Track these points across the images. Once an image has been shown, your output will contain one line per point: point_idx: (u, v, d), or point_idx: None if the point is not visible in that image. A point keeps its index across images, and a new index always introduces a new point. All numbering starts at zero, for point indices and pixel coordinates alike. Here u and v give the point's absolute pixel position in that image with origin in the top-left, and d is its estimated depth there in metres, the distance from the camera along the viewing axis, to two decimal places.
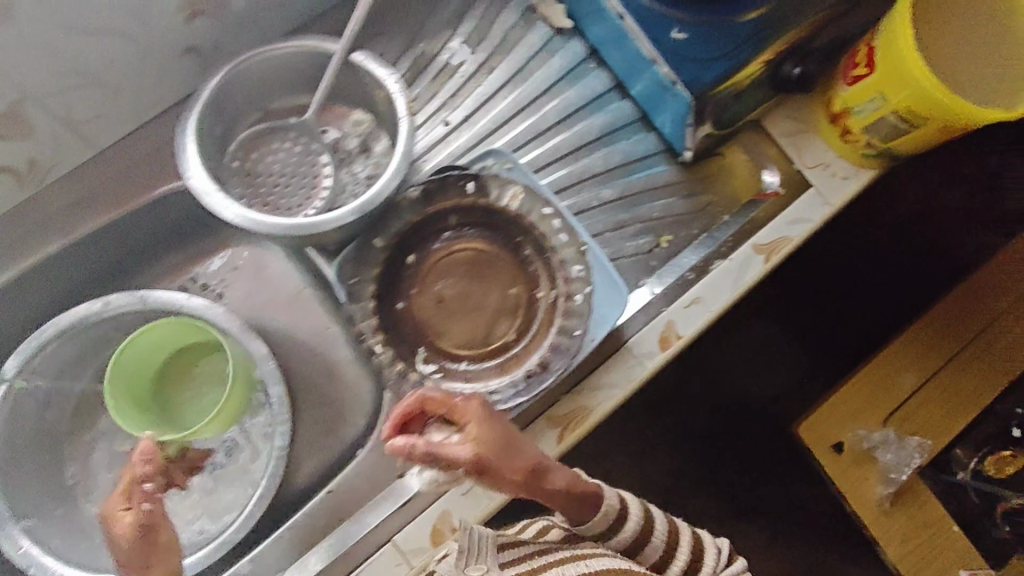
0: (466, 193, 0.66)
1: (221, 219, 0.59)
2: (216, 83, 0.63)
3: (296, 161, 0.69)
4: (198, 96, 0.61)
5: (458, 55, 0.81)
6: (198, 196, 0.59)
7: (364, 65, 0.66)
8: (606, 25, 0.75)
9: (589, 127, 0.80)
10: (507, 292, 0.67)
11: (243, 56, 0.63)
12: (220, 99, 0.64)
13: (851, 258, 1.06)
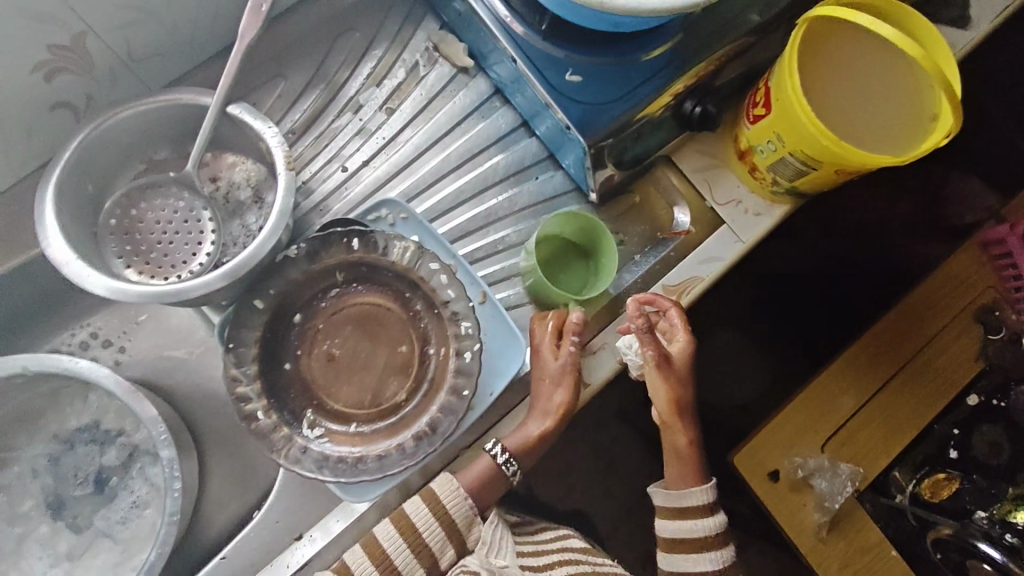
0: (351, 250, 0.64)
1: (83, 289, 0.56)
2: (83, 142, 0.60)
3: (174, 218, 0.67)
4: (58, 159, 0.59)
5: (359, 96, 0.79)
6: (59, 268, 0.57)
7: (241, 118, 0.64)
8: (503, 65, 0.73)
9: (495, 167, 0.77)
10: (397, 350, 0.66)
11: (108, 113, 0.61)
12: (87, 159, 0.62)
13: (795, 275, 1.04)
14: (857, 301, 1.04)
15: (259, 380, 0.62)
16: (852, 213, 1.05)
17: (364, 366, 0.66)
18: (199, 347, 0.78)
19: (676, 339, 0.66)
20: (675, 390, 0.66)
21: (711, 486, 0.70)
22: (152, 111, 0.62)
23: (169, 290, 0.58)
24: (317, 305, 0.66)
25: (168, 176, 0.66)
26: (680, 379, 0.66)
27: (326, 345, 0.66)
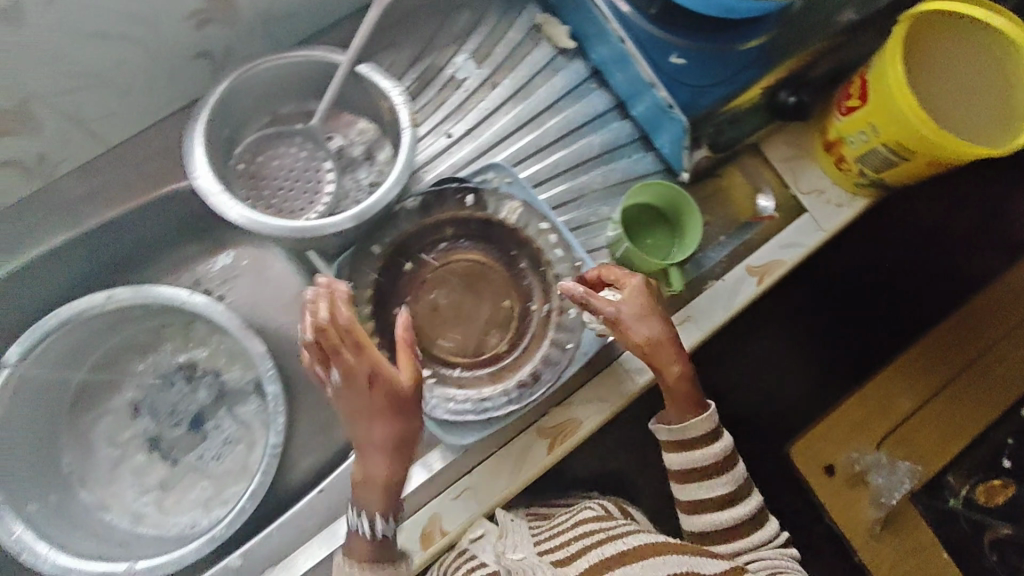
0: (464, 206, 0.68)
1: (225, 218, 0.61)
2: (228, 87, 0.65)
3: (300, 166, 0.71)
4: (206, 102, 0.64)
5: (463, 70, 0.82)
6: (204, 196, 0.61)
7: (369, 77, 0.67)
8: (608, 46, 0.76)
9: (589, 143, 0.81)
10: (500, 304, 0.71)
11: (252, 62, 0.65)
12: (227, 104, 0.66)
13: (843, 283, 1.06)
14: (915, 307, 1.06)
15: (372, 323, 0.66)
16: (903, 225, 1.07)
17: (467, 318, 0.71)
18: (295, 297, 0.82)
19: (620, 285, 0.64)
20: (649, 337, 0.63)
21: (711, 412, 0.67)
22: (284, 63, 0.66)
23: (303, 226, 0.62)
24: (427, 256, 0.70)
25: (296, 127, 0.71)
26: (649, 324, 0.63)
27: (432, 296, 0.70)
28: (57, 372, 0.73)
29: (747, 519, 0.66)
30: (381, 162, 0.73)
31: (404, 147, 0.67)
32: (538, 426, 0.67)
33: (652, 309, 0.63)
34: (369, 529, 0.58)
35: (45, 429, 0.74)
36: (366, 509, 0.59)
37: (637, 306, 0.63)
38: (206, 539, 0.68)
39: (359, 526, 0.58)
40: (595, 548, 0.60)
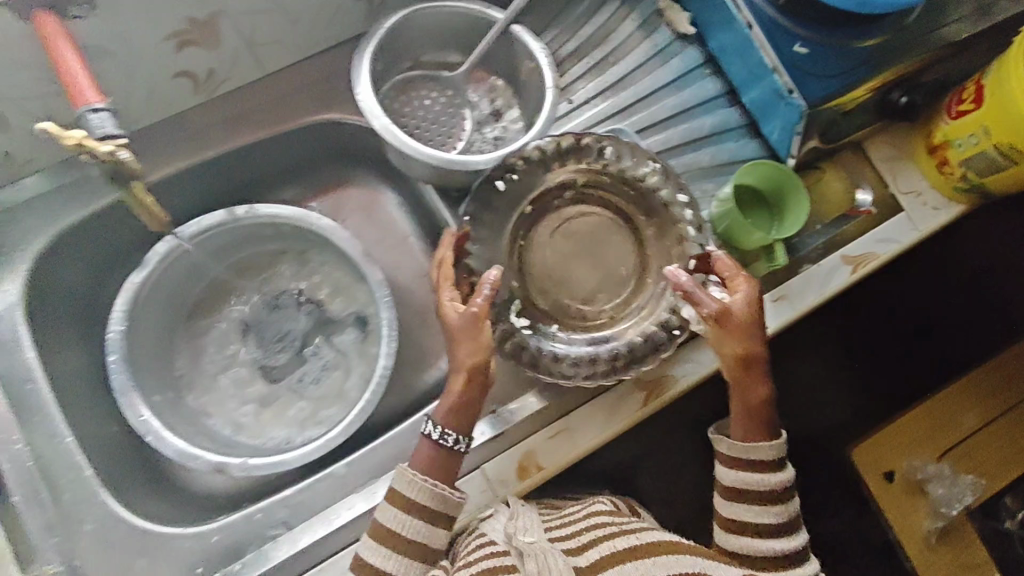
0: (602, 156, 0.71)
1: (378, 135, 0.67)
2: (389, 27, 0.69)
3: (439, 111, 0.76)
4: (372, 34, 0.68)
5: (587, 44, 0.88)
6: (364, 114, 0.67)
7: (521, 37, 0.71)
8: (732, 32, 0.79)
9: (700, 124, 0.84)
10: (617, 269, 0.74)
11: (416, 7, 0.69)
12: (392, 43, 0.72)
13: (897, 307, 1.07)
14: (968, 336, 1.08)
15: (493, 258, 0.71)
16: (963, 255, 1.08)
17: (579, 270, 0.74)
18: (400, 240, 0.86)
19: (734, 290, 0.63)
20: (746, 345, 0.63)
21: (781, 441, 0.65)
22: (442, 10, 0.70)
23: (449, 157, 0.69)
24: (554, 205, 0.75)
25: (439, 74, 0.75)
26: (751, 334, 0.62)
27: (552, 245, 0.74)
28: (198, 265, 0.78)
29: (770, 521, 0.63)
30: (510, 119, 0.78)
31: (545, 106, 0.72)
32: (636, 378, 0.73)
33: (756, 319, 0.63)
34: (451, 439, 0.61)
35: (165, 332, 0.78)
36: (447, 427, 0.61)
37: (744, 313, 0.63)
38: (318, 445, 0.70)
39: (432, 433, 0.61)
40: (598, 545, 0.58)
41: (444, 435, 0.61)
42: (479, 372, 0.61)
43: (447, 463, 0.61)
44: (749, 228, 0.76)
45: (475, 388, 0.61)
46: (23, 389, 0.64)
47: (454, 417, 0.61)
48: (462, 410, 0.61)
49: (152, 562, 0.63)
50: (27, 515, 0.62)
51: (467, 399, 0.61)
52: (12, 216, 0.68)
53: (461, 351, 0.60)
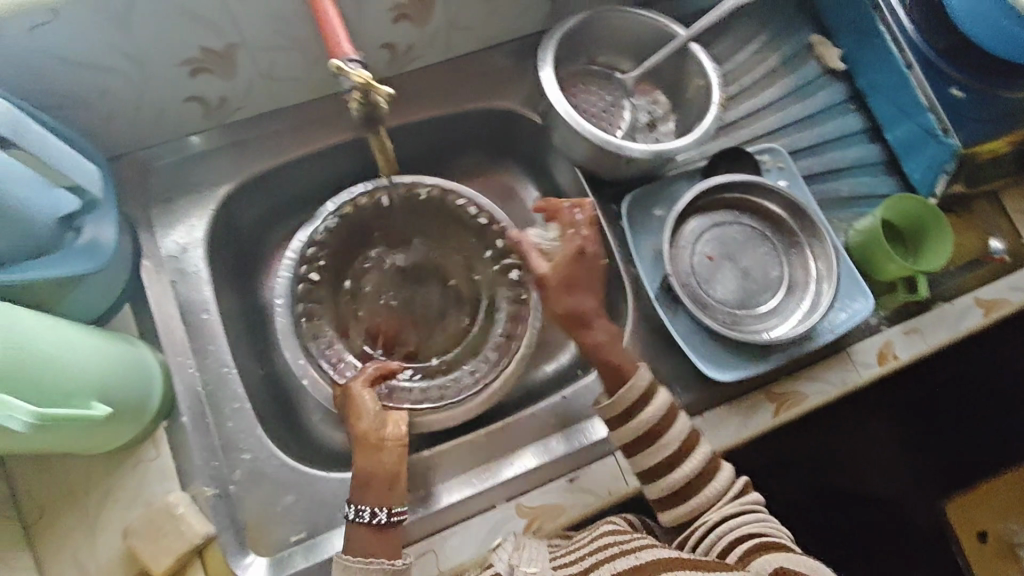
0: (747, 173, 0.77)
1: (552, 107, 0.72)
2: (578, 24, 0.74)
3: (600, 106, 0.79)
4: (564, 26, 0.73)
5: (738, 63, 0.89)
6: (544, 87, 0.72)
7: (697, 54, 0.74)
8: (886, 71, 0.83)
9: (840, 156, 0.87)
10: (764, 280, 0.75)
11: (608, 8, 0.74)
12: (574, 38, 0.76)
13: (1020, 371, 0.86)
14: None
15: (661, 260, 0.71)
16: None
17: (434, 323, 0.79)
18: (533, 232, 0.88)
19: (630, 389, 0.62)
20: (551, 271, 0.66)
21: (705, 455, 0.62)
22: (633, 18, 0.75)
23: (613, 140, 0.71)
24: (704, 215, 0.76)
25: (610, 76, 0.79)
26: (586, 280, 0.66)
27: (704, 251, 0.75)
28: (373, 222, 0.78)
29: (682, 513, 0.60)
30: (662, 130, 0.80)
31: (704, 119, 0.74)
32: (770, 388, 0.74)
33: (667, 430, 0.62)
34: (367, 513, 0.59)
35: None
36: (361, 503, 0.60)
37: (654, 421, 0.61)
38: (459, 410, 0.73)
39: (347, 514, 0.60)
40: (599, 569, 0.51)
41: (358, 511, 0.60)
42: (373, 444, 0.62)
43: (384, 540, 0.60)
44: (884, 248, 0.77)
45: (388, 450, 0.62)
46: (198, 319, 0.69)
47: (378, 497, 0.60)
48: (387, 484, 0.61)
49: (297, 500, 0.65)
50: (191, 436, 0.65)
51: (385, 469, 0.61)
52: (203, 158, 0.72)
53: (362, 420, 0.63)
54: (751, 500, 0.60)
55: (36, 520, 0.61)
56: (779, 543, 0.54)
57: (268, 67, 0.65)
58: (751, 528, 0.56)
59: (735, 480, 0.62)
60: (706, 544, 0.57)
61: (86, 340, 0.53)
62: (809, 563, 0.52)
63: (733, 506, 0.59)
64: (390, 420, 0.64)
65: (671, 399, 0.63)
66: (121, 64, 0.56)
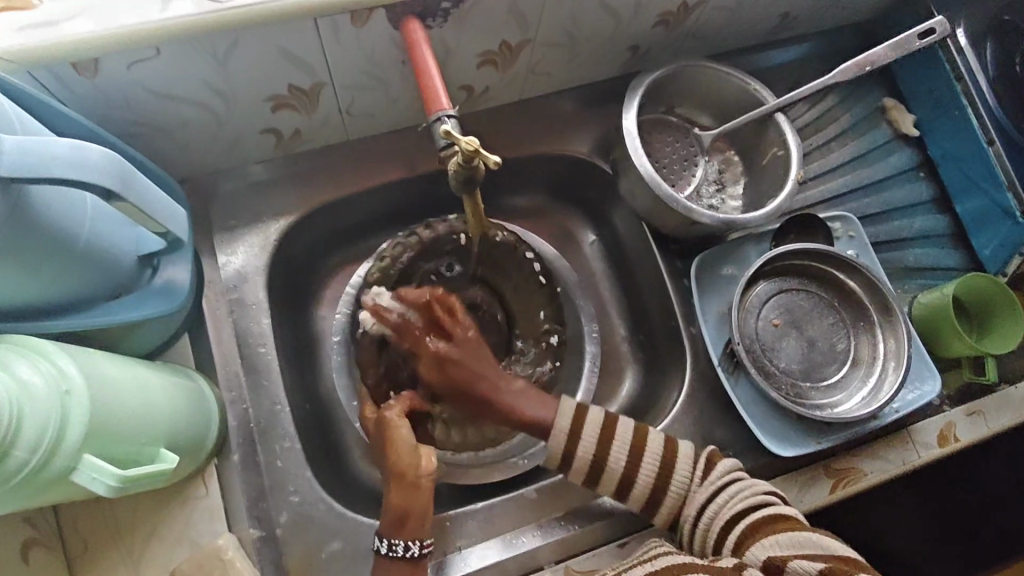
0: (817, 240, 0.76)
1: (630, 160, 0.70)
2: (664, 74, 0.74)
3: (676, 158, 0.78)
4: (651, 75, 0.72)
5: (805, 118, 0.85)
6: (623, 134, 0.70)
7: (780, 121, 0.74)
8: (961, 142, 0.80)
9: (908, 225, 0.84)
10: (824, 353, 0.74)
11: (695, 61, 0.74)
12: (656, 87, 0.76)
13: None
14: None
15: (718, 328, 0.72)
16: None
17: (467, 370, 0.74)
18: (589, 277, 0.86)
19: (588, 426, 0.63)
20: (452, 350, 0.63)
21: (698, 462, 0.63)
22: (721, 76, 0.75)
23: (680, 200, 0.69)
24: (769, 282, 0.75)
25: (690, 130, 0.78)
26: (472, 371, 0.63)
27: (768, 319, 0.74)
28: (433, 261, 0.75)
29: (670, 504, 0.63)
30: (731, 192, 0.79)
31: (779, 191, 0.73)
32: (828, 463, 0.72)
33: (642, 467, 0.63)
34: (401, 546, 0.59)
35: None
36: (393, 537, 0.59)
37: (620, 468, 0.63)
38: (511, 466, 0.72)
39: (380, 547, 0.59)
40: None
41: (391, 545, 0.59)
42: (410, 481, 0.60)
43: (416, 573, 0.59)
44: (945, 312, 0.74)
45: (424, 489, 0.61)
46: (255, 352, 0.67)
47: (410, 529, 0.60)
48: (414, 519, 0.60)
49: (344, 547, 0.64)
50: (242, 474, 0.63)
51: (417, 510, 0.60)
52: (269, 186, 0.70)
53: (399, 454, 0.60)
54: (722, 471, 0.62)
55: (78, 556, 0.58)
56: (765, 516, 0.57)
57: (348, 104, 0.65)
58: (739, 505, 0.59)
59: (700, 455, 0.64)
60: (702, 529, 0.60)
61: (154, 380, 0.51)
62: (788, 538, 0.54)
63: (706, 489, 0.62)
64: (423, 456, 0.61)
65: (632, 424, 0.64)
66: (210, 99, 0.58)
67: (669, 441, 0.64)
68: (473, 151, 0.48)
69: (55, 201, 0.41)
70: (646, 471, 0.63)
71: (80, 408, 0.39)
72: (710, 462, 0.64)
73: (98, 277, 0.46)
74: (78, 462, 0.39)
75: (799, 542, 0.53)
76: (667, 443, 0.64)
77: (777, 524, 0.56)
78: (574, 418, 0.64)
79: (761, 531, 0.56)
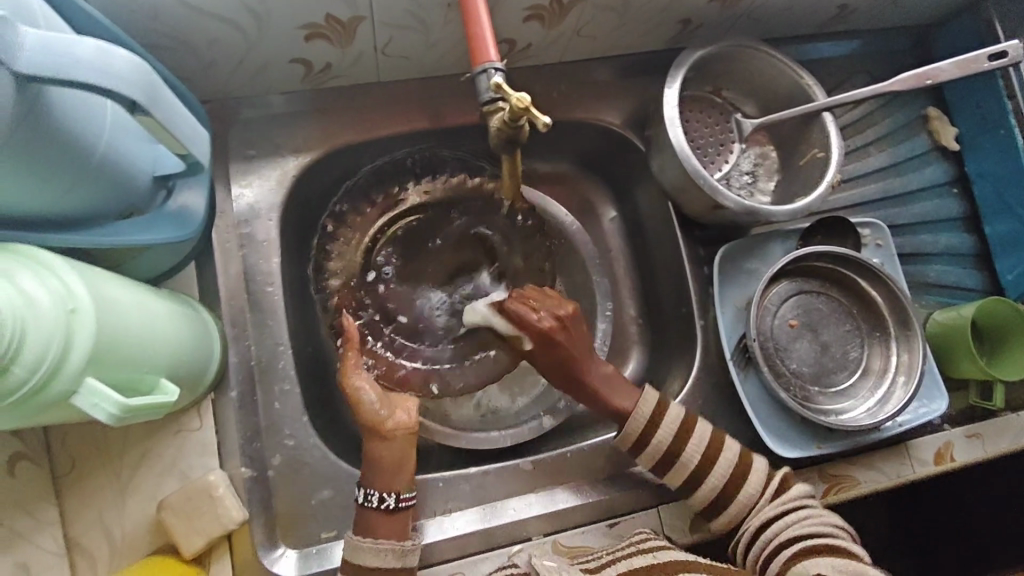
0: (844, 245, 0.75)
1: (667, 137, 0.67)
2: (713, 51, 0.71)
3: (711, 140, 0.76)
4: (701, 51, 0.70)
5: (849, 117, 0.82)
6: (662, 107, 0.68)
7: (826, 116, 0.71)
8: (1004, 161, 0.78)
9: (935, 240, 0.82)
10: (836, 360, 0.73)
11: (747, 42, 0.71)
12: (703, 64, 0.73)
13: None
14: None
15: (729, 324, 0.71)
16: None
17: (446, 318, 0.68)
18: (606, 255, 0.84)
19: (638, 409, 0.63)
20: (578, 354, 0.63)
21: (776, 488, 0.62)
22: (774, 63, 0.72)
23: (708, 178, 0.67)
24: (787, 279, 0.73)
25: (732, 114, 0.76)
26: (581, 347, 0.63)
27: (785, 318, 0.72)
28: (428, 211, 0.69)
29: (680, 469, 0.63)
30: (762, 187, 0.77)
31: (811, 191, 0.71)
32: (824, 469, 0.71)
33: (689, 449, 0.62)
34: (375, 498, 0.58)
35: None
36: (370, 487, 0.59)
37: (640, 432, 0.63)
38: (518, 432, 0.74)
39: (358, 496, 0.59)
40: (616, 564, 0.55)
41: (367, 495, 0.58)
42: (394, 433, 0.59)
43: (393, 521, 0.58)
44: (967, 346, 0.73)
45: (401, 439, 0.60)
46: (263, 291, 0.65)
47: (385, 481, 0.59)
48: (393, 468, 0.59)
49: (332, 496, 0.63)
50: (238, 412, 0.62)
51: (394, 458, 0.59)
52: (290, 120, 0.67)
53: (367, 413, 0.59)
54: (795, 496, 0.61)
55: (65, 475, 0.56)
56: (830, 543, 0.56)
57: (384, 44, 0.62)
58: (801, 529, 0.58)
59: (773, 475, 0.64)
60: (762, 542, 0.59)
61: (160, 310, 0.49)
62: (835, 562, 0.53)
63: (775, 509, 0.61)
64: (540, 357, 0.62)
65: (682, 412, 0.64)
66: (242, 18, 0.54)
67: (717, 436, 0.64)
68: (523, 108, 0.45)
69: (72, 108, 0.38)
70: (692, 449, 0.62)
71: (84, 328, 0.37)
72: (782, 486, 0.63)
73: (111, 192, 0.45)
74: (78, 385, 0.37)
75: (846, 567, 0.52)
76: (687, 421, 0.63)
77: (837, 553, 0.55)
78: (656, 413, 0.63)
79: (811, 555, 0.55)
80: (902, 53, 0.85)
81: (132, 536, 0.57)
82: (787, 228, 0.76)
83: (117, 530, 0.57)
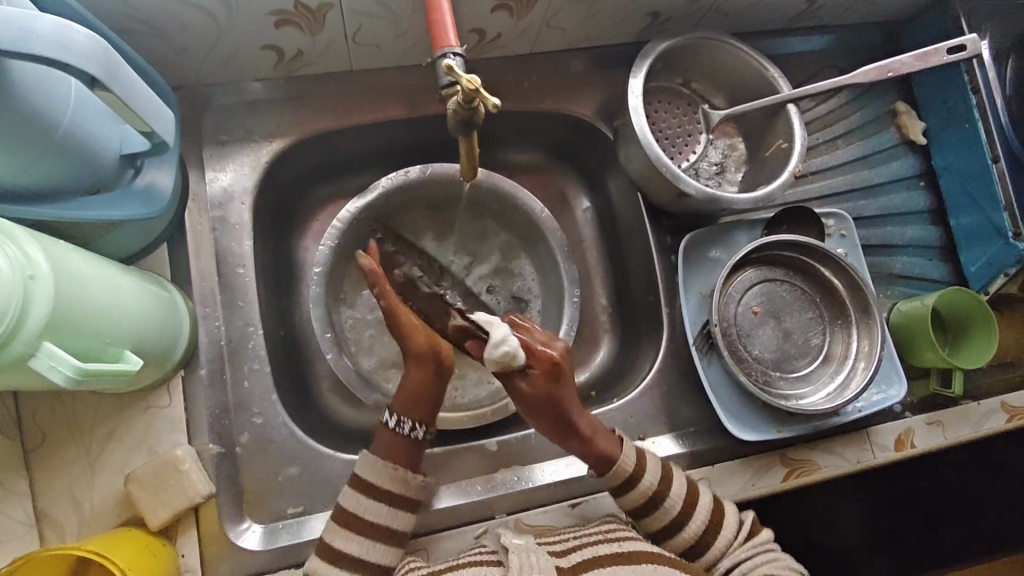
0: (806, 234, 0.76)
1: (631, 126, 0.69)
2: (680, 43, 0.72)
3: (678, 131, 0.77)
4: (667, 42, 0.71)
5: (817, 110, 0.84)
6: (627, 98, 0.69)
7: (789, 108, 0.72)
8: (967, 155, 0.79)
9: (900, 232, 0.83)
10: (798, 347, 0.74)
11: (712, 35, 0.73)
12: (670, 56, 0.74)
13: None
14: None
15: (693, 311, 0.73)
16: None
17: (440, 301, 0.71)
18: (577, 244, 0.85)
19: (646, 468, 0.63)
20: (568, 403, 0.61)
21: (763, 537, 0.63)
22: (740, 56, 0.73)
23: (671, 166, 0.68)
24: (751, 268, 0.75)
25: (700, 106, 0.77)
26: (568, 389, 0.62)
27: (749, 304, 0.74)
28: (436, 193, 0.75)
29: (681, 539, 0.62)
30: (730, 177, 0.79)
31: (775, 180, 0.72)
32: (785, 452, 0.73)
33: (692, 517, 0.62)
34: (407, 425, 0.60)
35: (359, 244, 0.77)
36: (402, 414, 0.61)
37: (649, 491, 0.62)
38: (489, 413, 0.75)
39: (387, 419, 0.61)
40: (582, 549, 0.56)
41: (399, 421, 0.60)
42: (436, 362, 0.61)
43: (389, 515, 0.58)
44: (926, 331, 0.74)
45: (437, 380, 0.62)
46: (235, 273, 0.67)
47: (412, 408, 0.61)
48: (424, 398, 0.61)
49: (299, 473, 0.65)
50: (206, 389, 0.63)
51: (429, 391, 0.62)
52: (263, 106, 0.68)
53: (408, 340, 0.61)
54: (762, 540, 0.62)
55: (36, 447, 0.58)
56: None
57: (354, 31, 0.63)
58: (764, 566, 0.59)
59: (745, 521, 0.64)
60: None
61: (123, 282, 0.50)
62: None
63: (744, 551, 0.61)
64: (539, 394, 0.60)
65: (685, 480, 0.64)
66: (212, 4, 0.56)
67: (718, 503, 0.64)
68: (474, 90, 0.47)
69: (30, 79, 0.39)
70: (697, 520, 0.62)
71: (40, 294, 0.38)
72: (753, 529, 0.64)
73: (76, 167, 0.46)
74: (35, 348, 0.38)
75: None
76: (690, 487, 0.64)
77: None
78: (637, 457, 0.63)
79: None
80: (870, 49, 0.86)
81: (100, 508, 0.58)
82: (752, 217, 0.77)
83: (86, 502, 0.58)
